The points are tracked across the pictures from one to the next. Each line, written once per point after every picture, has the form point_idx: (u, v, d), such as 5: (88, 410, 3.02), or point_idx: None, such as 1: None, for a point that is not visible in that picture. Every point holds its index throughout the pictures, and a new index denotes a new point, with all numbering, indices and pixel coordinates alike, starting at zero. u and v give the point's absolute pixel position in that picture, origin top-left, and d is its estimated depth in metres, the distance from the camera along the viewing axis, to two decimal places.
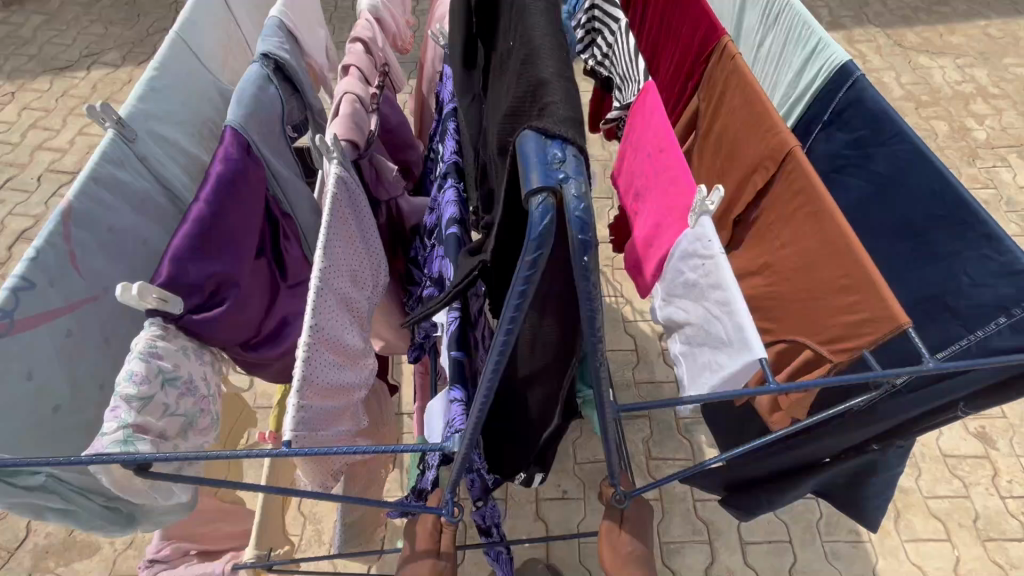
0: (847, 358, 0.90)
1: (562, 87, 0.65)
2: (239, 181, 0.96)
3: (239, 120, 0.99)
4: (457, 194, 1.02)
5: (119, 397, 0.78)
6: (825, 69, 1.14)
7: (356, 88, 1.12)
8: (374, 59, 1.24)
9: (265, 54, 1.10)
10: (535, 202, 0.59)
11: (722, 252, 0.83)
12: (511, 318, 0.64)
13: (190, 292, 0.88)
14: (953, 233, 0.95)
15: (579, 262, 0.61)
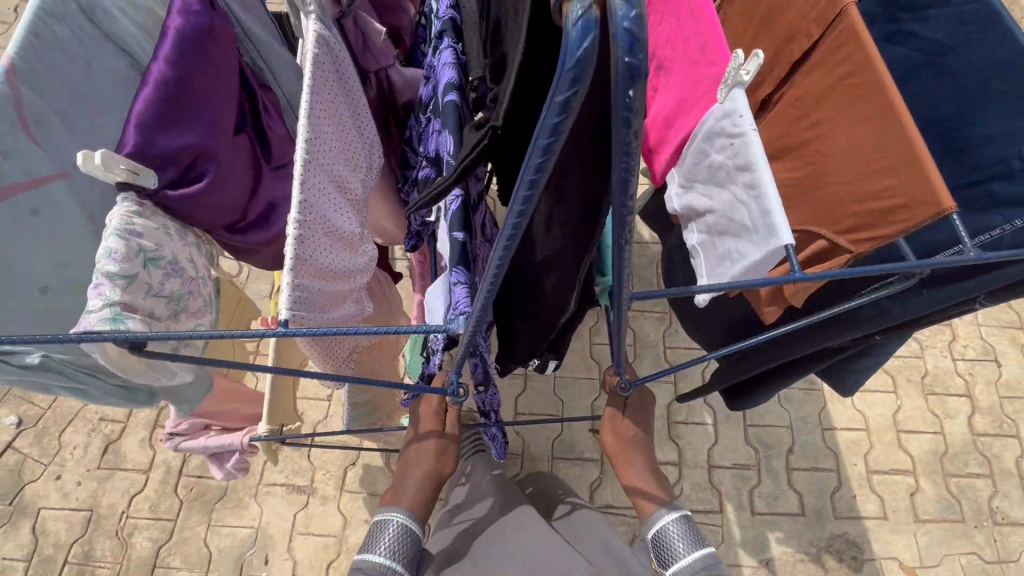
0: (869, 250, 0.84)
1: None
2: (206, 39, 0.89)
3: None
4: (455, 55, 0.93)
5: (101, 274, 0.76)
6: None
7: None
8: None
9: None
10: (574, 12, 0.49)
11: (754, 129, 0.76)
12: (522, 200, 0.58)
13: (163, 165, 0.85)
14: (1012, 109, 0.86)
15: (624, 97, 0.51)
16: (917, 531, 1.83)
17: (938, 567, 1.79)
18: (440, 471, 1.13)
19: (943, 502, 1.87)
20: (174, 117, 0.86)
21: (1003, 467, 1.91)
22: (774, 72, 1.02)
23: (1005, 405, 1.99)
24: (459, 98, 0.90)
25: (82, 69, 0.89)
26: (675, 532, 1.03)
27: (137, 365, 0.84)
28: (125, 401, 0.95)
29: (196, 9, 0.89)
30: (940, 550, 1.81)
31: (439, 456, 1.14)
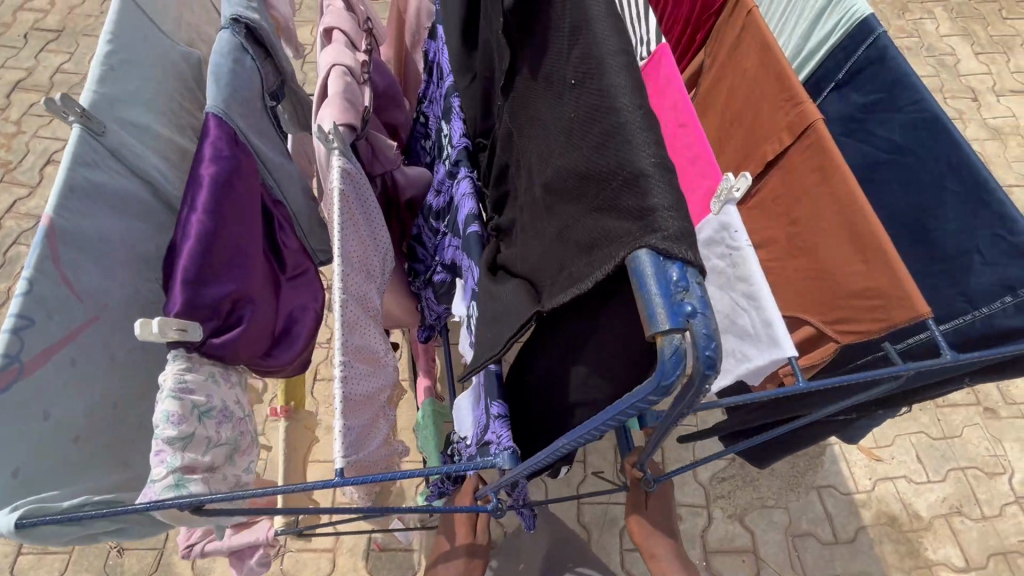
0: (853, 339, 1.04)
1: (664, 182, 0.67)
2: (233, 180, 1.02)
3: (222, 107, 1.02)
4: (472, 184, 1.07)
5: (161, 440, 0.85)
6: (844, 22, 1.15)
7: (345, 59, 1.11)
8: (357, 16, 1.23)
9: (235, 18, 1.05)
10: (667, 343, 0.63)
11: (750, 246, 0.91)
12: (625, 410, 0.72)
13: (208, 317, 0.95)
14: (967, 210, 1.04)
15: (700, 382, 0.65)
16: None
17: (891, 445, 2.42)
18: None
19: None
20: (213, 265, 0.97)
21: None
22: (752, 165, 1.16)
23: None
24: (480, 226, 1.05)
25: (110, 206, 1.04)
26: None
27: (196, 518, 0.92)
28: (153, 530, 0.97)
29: (227, 154, 1.01)
30: (891, 433, 2.45)
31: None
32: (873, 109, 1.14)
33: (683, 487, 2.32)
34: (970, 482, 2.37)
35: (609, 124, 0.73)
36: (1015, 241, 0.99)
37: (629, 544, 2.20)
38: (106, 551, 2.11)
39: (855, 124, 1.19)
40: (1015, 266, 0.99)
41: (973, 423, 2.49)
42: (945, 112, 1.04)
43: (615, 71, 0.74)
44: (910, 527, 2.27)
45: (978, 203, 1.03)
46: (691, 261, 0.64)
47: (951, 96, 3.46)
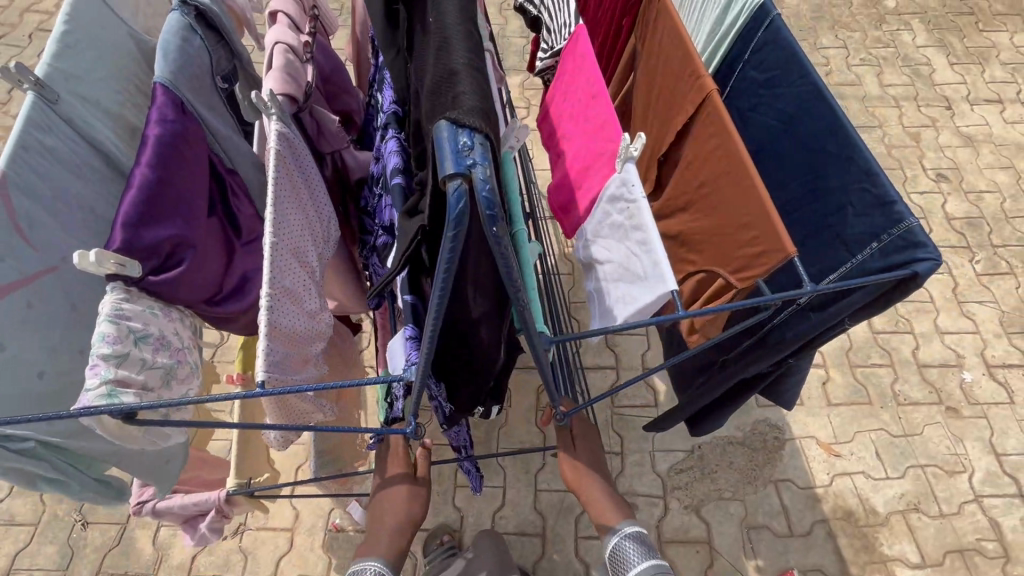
0: (750, 284, 1.02)
1: (472, 78, 0.76)
2: (179, 141, 0.99)
3: (168, 77, 1.00)
4: (400, 143, 1.06)
5: (97, 356, 0.85)
6: (745, 8, 1.23)
7: (288, 37, 1.12)
8: (302, 2, 1.22)
9: (184, 1, 1.11)
10: (451, 186, 0.69)
11: (643, 197, 0.93)
12: (443, 284, 0.76)
13: (148, 255, 0.93)
14: (841, 168, 1.09)
15: (491, 232, 0.72)
16: (830, 413, 2.50)
17: (851, 441, 2.44)
18: (411, 518, 1.38)
19: (852, 388, 2.56)
20: (156, 211, 0.94)
21: (902, 357, 2.64)
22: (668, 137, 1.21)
23: (902, 310, 2.76)
24: (405, 180, 1.02)
25: (60, 164, 1.02)
26: (629, 546, 1.26)
27: (135, 433, 0.93)
28: (95, 491, 1.07)
29: (172, 119, 0.98)
30: (851, 429, 2.47)
31: (412, 501, 1.40)
32: (771, 85, 1.22)
33: (641, 476, 2.34)
34: (930, 480, 2.38)
35: (437, 42, 0.82)
36: (878, 192, 1.03)
37: (584, 531, 2.22)
38: (71, 524, 2.17)
39: (758, 99, 1.26)
40: (879, 215, 1.03)
41: (934, 421, 2.51)
42: (826, 84, 1.11)
43: (447, 2, 0.86)
44: (866, 522, 2.28)
45: (849, 161, 1.08)
46: (478, 128, 0.71)
47: (925, 104, 3.51)
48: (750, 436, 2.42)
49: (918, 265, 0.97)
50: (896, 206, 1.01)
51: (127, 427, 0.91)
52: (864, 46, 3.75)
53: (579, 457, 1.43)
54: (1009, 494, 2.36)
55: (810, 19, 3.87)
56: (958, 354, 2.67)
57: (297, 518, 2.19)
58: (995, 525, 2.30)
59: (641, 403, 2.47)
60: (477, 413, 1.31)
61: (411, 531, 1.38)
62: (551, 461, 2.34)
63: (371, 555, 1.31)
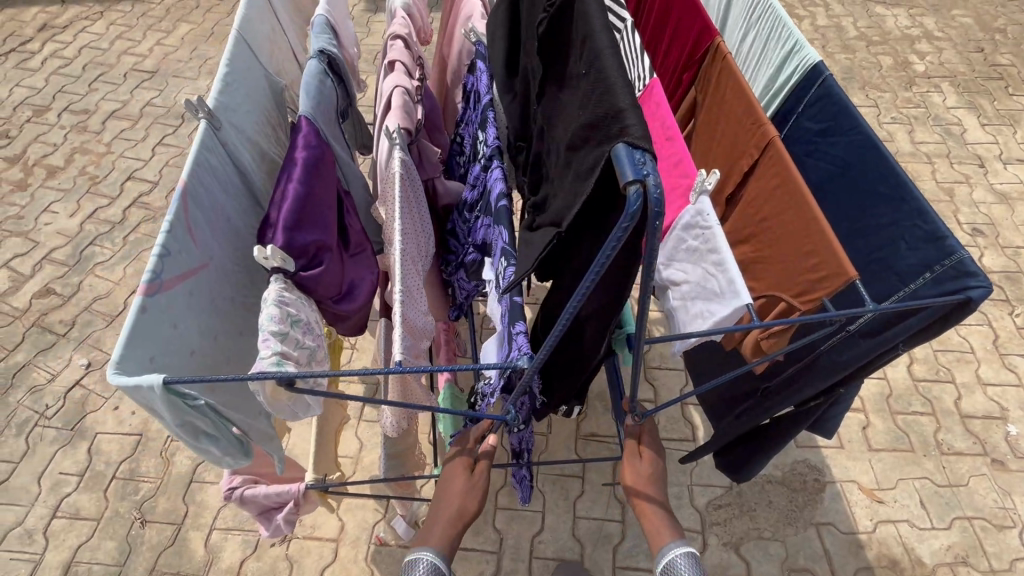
0: (812, 307, 1.15)
1: (636, 114, 0.88)
2: (320, 163, 1.18)
3: (310, 112, 1.21)
4: (503, 171, 1.22)
5: (267, 331, 0.99)
6: (800, 67, 1.41)
7: (403, 81, 1.31)
8: (412, 53, 1.43)
9: (320, 50, 1.32)
10: (631, 190, 0.82)
11: (718, 225, 1.09)
12: (600, 264, 0.86)
13: (299, 255, 1.09)
14: (891, 207, 1.22)
15: (655, 224, 0.83)
16: (872, 458, 2.50)
17: (894, 488, 2.42)
18: (464, 509, 1.45)
19: (894, 434, 2.56)
20: (304, 219, 1.11)
21: (944, 406, 2.64)
22: (731, 179, 1.35)
23: (941, 359, 2.78)
24: (508, 203, 1.19)
25: (217, 181, 1.19)
26: (683, 564, 1.31)
27: (283, 401, 1.03)
28: (234, 450, 1.07)
29: (315, 144, 1.18)
30: (894, 475, 2.46)
31: (467, 493, 1.47)
32: (826, 134, 1.37)
33: (681, 510, 2.35)
34: (978, 533, 2.33)
35: (602, 83, 0.94)
36: (929, 228, 1.15)
37: (623, 561, 2.23)
38: (130, 522, 2.28)
39: (812, 146, 1.41)
40: (931, 248, 1.14)
41: (979, 473, 2.48)
42: (877, 133, 1.25)
43: (601, 37, 0.98)
44: (912, 573, 2.24)
45: (900, 201, 1.20)
46: (650, 149, 0.85)
47: (958, 162, 3.62)
48: (789, 476, 2.43)
49: (970, 291, 1.06)
50: (948, 240, 1.12)
51: (283, 395, 1.01)
52: (895, 105, 3.92)
53: (644, 466, 1.46)
54: None
55: (841, 79, 4.08)
56: (1002, 406, 2.66)
57: (342, 530, 2.26)
58: None
59: (678, 437, 2.51)
60: (561, 410, 1.40)
61: (467, 521, 1.46)
62: (591, 489, 2.38)
63: (426, 544, 1.40)
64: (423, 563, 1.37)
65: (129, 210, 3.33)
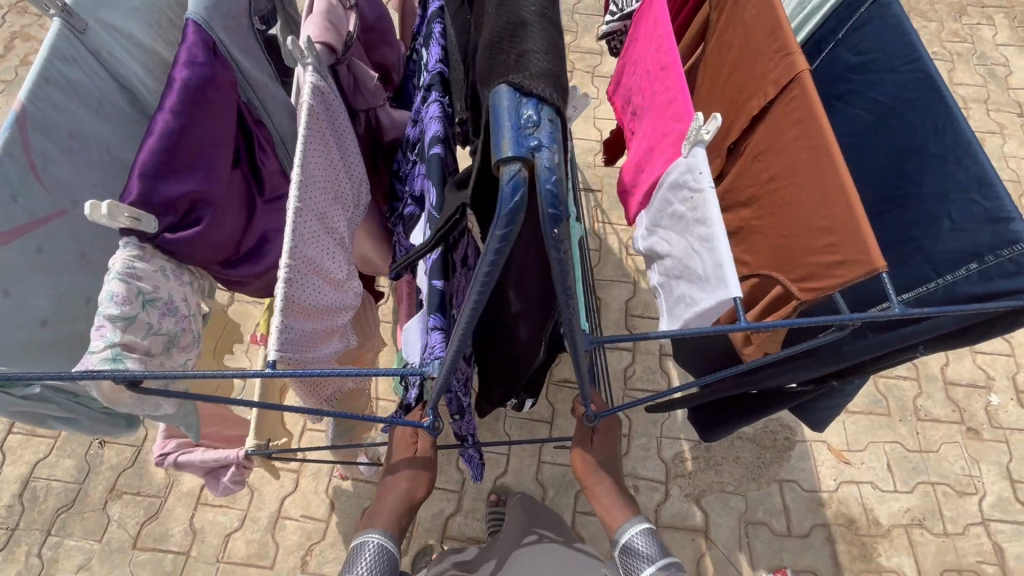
0: (813, 297, 1.03)
1: (542, 39, 0.78)
2: (207, 87, 1.04)
3: (201, 14, 1.05)
4: (441, 109, 1.09)
5: (103, 317, 0.92)
6: None
7: None
8: None
9: None
10: (508, 174, 0.71)
11: (710, 185, 0.92)
12: (483, 282, 0.79)
13: (164, 212, 1.01)
14: (945, 172, 1.12)
15: (551, 233, 0.75)
16: (845, 420, 2.45)
17: (863, 451, 2.40)
18: (411, 496, 1.45)
19: (872, 397, 2.50)
20: (174, 166, 1.02)
21: (929, 372, 2.56)
22: (739, 126, 1.22)
23: None
24: (443, 150, 1.06)
25: (83, 102, 1.07)
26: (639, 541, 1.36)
27: (128, 400, 1.02)
28: (104, 424, 1.13)
29: (201, 61, 1.03)
30: (864, 438, 2.43)
31: (414, 480, 1.47)
32: (868, 69, 1.26)
33: (646, 461, 2.34)
34: (939, 498, 2.34)
35: None
36: (989, 206, 1.05)
37: (583, 506, 2.24)
38: (88, 442, 2.24)
39: (849, 86, 1.31)
40: (986, 231, 1.06)
41: (952, 440, 2.45)
42: (935, 71, 1.14)
43: None
44: (866, 532, 2.27)
45: (957, 167, 1.11)
46: (546, 99, 0.74)
47: (995, 109, 3.28)
48: (759, 433, 2.38)
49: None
50: (1012, 223, 1.02)
51: (123, 395, 1.00)
52: (939, 39, 3.48)
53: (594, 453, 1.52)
54: (1019, 521, 2.32)
55: None
56: (988, 375, 2.58)
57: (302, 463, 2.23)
58: (999, 550, 2.27)
59: (652, 389, 2.44)
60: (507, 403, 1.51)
61: (411, 507, 1.46)
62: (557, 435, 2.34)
63: (374, 524, 1.39)
64: (369, 547, 1.35)
65: None
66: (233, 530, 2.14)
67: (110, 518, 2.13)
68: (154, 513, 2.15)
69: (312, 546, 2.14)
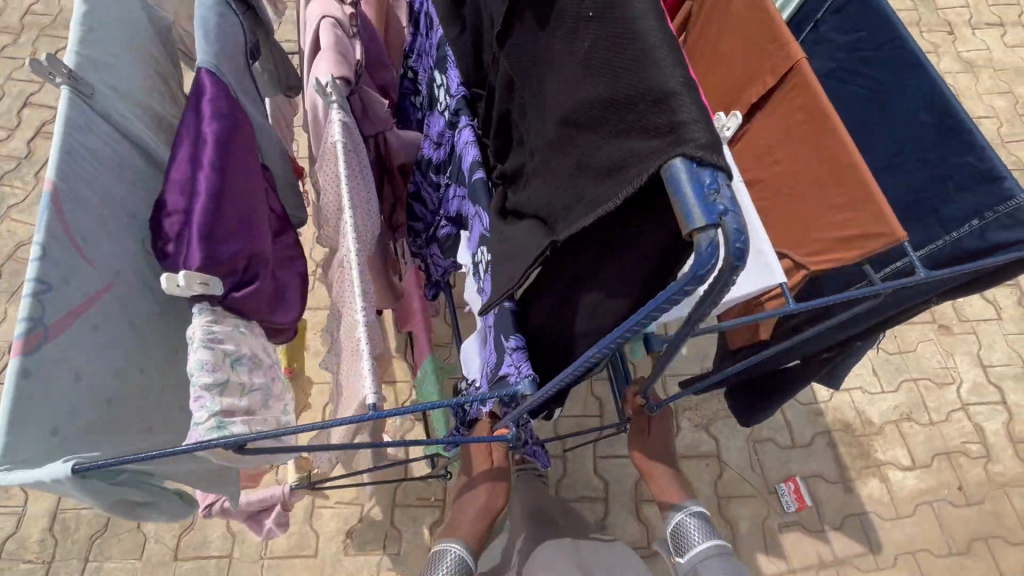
0: (821, 271, 1.12)
1: (689, 98, 0.70)
2: (232, 138, 1.11)
3: (211, 62, 1.11)
4: (473, 133, 1.17)
5: (200, 387, 0.94)
6: None
7: (334, 12, 1.14)
8: None
9: None
10: (703, 239, 0.66)
11: (740, 181, 1.09)
12: (636, 322, 0.79)
13: (228, 273, 1.04)
14: (942, 140, 1.18)
15: (731, 280, 0.69)
16: None
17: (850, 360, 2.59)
18: (489, 506, 1.46)
19: None
20: (221, 228, 1.04)
21: None
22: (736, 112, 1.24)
23: None
24: (485, 174, 1.14)
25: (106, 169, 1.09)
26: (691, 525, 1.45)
27: (230, 461, 1.00)
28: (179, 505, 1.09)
29: (225, 112, 1.10)
30: None
31: (493, 491, 1.48)
32: (855, 48, 1.28)
33: None
34: (921, 392, 2.55)
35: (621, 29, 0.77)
36: (985, 167, 1.12)
37: (603, 451, 2.36)
38: None
39: (836, 64, 1.33)
40: (985, 190, 1.13)
41: (926, 339, 2.66)
42: (920, 48, 1.18)
43: None
44: (862, 432, 2.46)
45: (953, 133, 1.16)
46: (722, 168, 0.67)
47: (928, 30, 3.47)
48: None
49: None
50: (1005, 182, 1.10)
51: (230, 456, 0.99)
52: None
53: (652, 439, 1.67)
54: (993, 402, 2.55)
55: None
56: None
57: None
58: (979, 430, 2.49)
59: None
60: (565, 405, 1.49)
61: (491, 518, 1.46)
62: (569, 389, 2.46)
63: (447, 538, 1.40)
64: (448, 556, 1.37)
65: (35, 142, 2.95)
66: None
67: (147, 535, 2.16)
68: (190, 523, 2.18)
69: (351, 530, 2.21)
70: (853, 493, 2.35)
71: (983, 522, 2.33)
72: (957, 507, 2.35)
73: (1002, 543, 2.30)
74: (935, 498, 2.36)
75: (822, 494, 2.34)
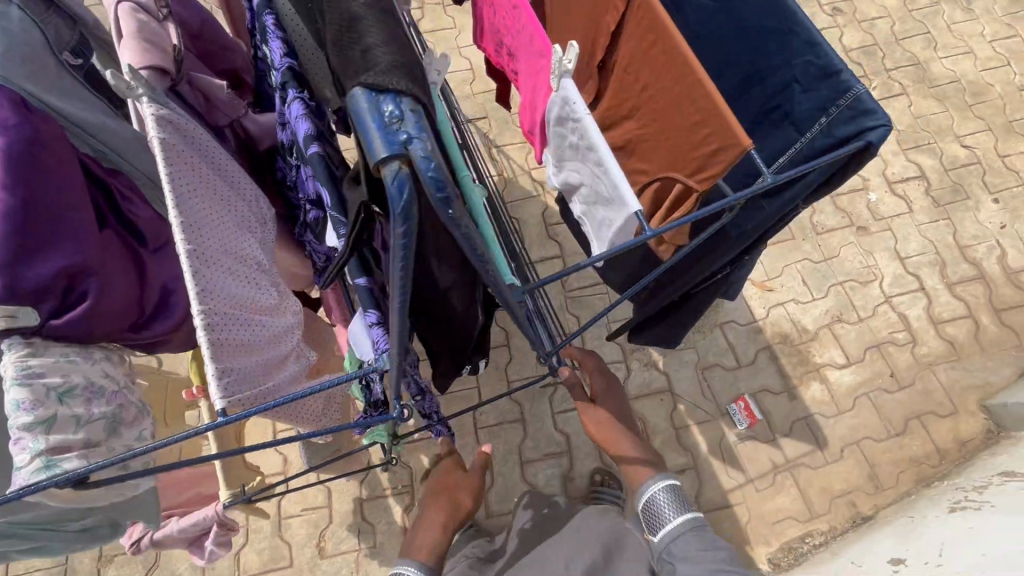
0: (709, 186, 1.04)
1: (377, 32, 0.81)
2: (35, 147, 0.99)
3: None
4: (303, 105, 1.07)
5: (19, 429, 0.92)
6: None
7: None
8: None
9: None
10: (391, 174, 0.71)
11: (586, 113, 0.96)
12: (401, 273, 0.77)
13: (40, 298, 0.94)
14: (784, 42, 1.14)
15: (447, 214, 0.76)
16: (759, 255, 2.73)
17: (781, 275, 2.70)
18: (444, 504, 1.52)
19: None
20: (33, 245, 0.94)
21: None
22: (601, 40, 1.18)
23: None
24: (321, 147, 1.05)
25: None
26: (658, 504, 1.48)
27: (91, 496, 1.06)
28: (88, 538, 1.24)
29: (12, 123, 0.97)
30: (779, 265, 2.72)
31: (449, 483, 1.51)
32: None
33: (603, 348, 2.51)
34: (849, 293, 2.68)
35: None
36: (823, 63, 1.10)
37: (559, 407, 2.39)
38: None
39: None
40: (825, 87, 1.10)
41: (848, 242, 2.78)
42: None
43: None
44: (800, 341, 2.58)
45: (791, 33, 1.13)
46: (402, 92, 0.75)
47: None
48: None
49: (872, 134, 1.05)
50: (841, 75, 1.08)
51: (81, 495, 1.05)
52: None
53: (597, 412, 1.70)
54: (914, 290, 2.71)
55: None
56: (863, 178, 2.93)
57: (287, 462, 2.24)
58: (904, 319, 2.65)
59: (591, 283, 2.58)
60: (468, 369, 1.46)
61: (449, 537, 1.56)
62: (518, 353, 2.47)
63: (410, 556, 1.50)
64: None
65: None
66: (240, 546, 2.15)
67: None
68: (154, 561, 2.12)
69: (323, 533, 2.18)
70: (797, 399, 2.48)
71: (915, 402, 2.50)
72: (891, 393, 2.51)
73: (934, 418, 2.48)
74: (870, 389, 2.51)
75: (770, 406, 2.46)
